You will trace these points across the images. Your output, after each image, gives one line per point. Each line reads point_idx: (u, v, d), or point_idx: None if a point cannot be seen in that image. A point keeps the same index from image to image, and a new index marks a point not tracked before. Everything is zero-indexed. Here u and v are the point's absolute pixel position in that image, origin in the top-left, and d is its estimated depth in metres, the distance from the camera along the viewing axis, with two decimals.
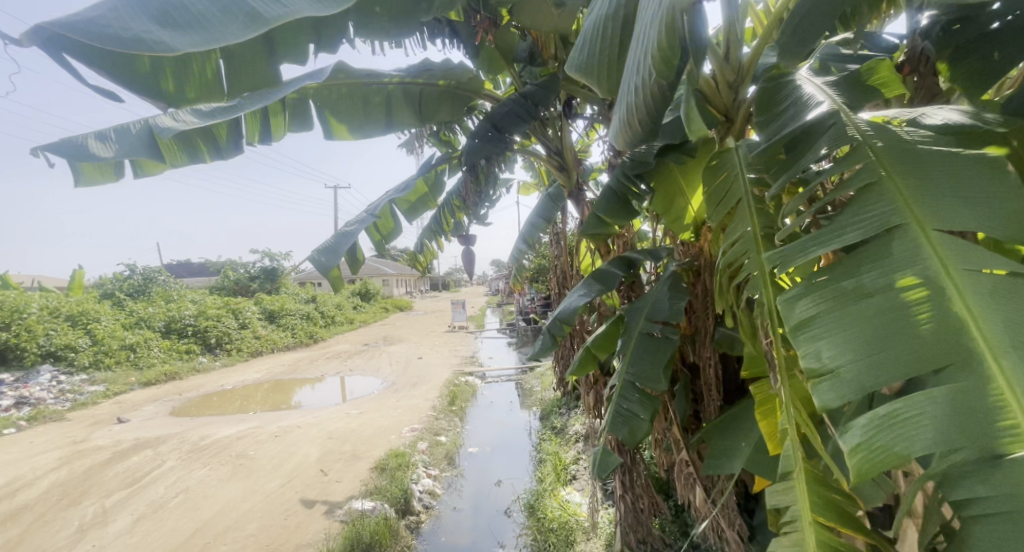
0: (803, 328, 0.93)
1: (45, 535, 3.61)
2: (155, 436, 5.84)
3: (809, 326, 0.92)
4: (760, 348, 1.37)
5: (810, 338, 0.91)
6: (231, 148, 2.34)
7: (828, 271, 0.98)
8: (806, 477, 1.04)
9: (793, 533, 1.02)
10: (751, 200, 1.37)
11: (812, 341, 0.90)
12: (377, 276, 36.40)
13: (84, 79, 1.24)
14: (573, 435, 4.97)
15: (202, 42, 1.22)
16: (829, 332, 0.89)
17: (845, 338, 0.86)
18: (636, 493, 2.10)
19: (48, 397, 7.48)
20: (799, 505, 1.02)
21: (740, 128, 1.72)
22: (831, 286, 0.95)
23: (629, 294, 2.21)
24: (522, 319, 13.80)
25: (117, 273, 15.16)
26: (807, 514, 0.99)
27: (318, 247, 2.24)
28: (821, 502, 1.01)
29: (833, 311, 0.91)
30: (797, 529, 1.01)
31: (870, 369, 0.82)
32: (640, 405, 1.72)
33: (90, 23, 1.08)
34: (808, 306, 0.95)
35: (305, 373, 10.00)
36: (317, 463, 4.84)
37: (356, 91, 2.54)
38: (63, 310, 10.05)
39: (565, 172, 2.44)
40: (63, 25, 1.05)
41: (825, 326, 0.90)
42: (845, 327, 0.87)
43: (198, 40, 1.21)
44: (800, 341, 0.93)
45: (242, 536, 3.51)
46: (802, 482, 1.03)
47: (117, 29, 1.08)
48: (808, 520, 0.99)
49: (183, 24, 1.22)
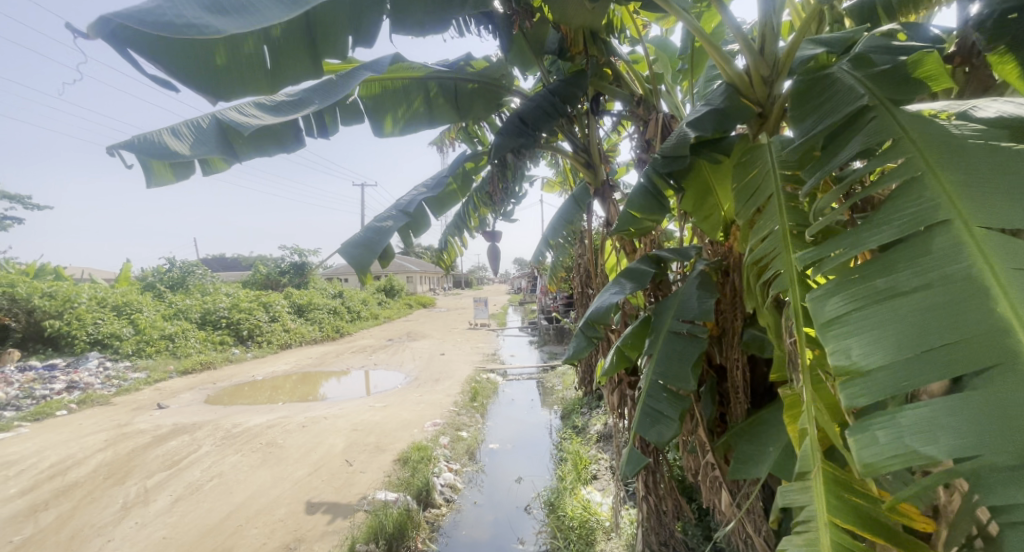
0: (833, 328, 0.92)
1: (94, 511, 3.84)
2: (192, 422, 6.13)
3: (839, 325, 0.91)
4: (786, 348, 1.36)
5: (840, 335, 0.90)
6: (292, 141, 2.38)
7: (861, 269, 0.96)
8: (823, 478, 1.03)
9: (806, 532, 1.02)
10: (782, 196, 1.34)
11: (841, 339, 0.89)
12: (401, 272, 36.98)
13: (142, 69, 1.40)
14: (594, 435, 4.94)
15: (247, 22, 1.38)
16: (860, 331, 0.87)
17: (876, 338, 0.84)
18: (658, 495, 2.09)
19: (95, 381, 7.93)
20: (815, 505, 1.02)
21: (775, 123, 1.71)
22: (864, 283, 0.93)
23: (656, 294, 2.18)
24: (544, 317, 13.77)
25: (159, 267, 15.96)
26: (823, 515, 0.99)
27: (348, 240, 2.30)
28: (839, 504, 1.00)
29: (866, 309, 0.89)
30: (812, 529, 1.01)
31: (904, 368, 0.80)
32: (668, 404, 1.71)
33: (148, 13, 1.26)
34: (838, 305, 0.94)
35: (332, 366, 10.29)
36: (343, 454, 4.99)
37: (411, 83, 2.59)
38: (108, 300, 10.61)
39: (592, 168, 2.42)
40: (131, 17, 1.24)
41: (856, 325, 0.89)
42: (877, 326, 0.86)
43: (244, 21, 1.37)
44: (830, 339, 0.91)
45: (272, 521, 3.64)
46: (819, 483, 1.02)
47: (172, 19, 1.26)
48: (824, 522, 0.99)
49: (228, 9, 1.37)
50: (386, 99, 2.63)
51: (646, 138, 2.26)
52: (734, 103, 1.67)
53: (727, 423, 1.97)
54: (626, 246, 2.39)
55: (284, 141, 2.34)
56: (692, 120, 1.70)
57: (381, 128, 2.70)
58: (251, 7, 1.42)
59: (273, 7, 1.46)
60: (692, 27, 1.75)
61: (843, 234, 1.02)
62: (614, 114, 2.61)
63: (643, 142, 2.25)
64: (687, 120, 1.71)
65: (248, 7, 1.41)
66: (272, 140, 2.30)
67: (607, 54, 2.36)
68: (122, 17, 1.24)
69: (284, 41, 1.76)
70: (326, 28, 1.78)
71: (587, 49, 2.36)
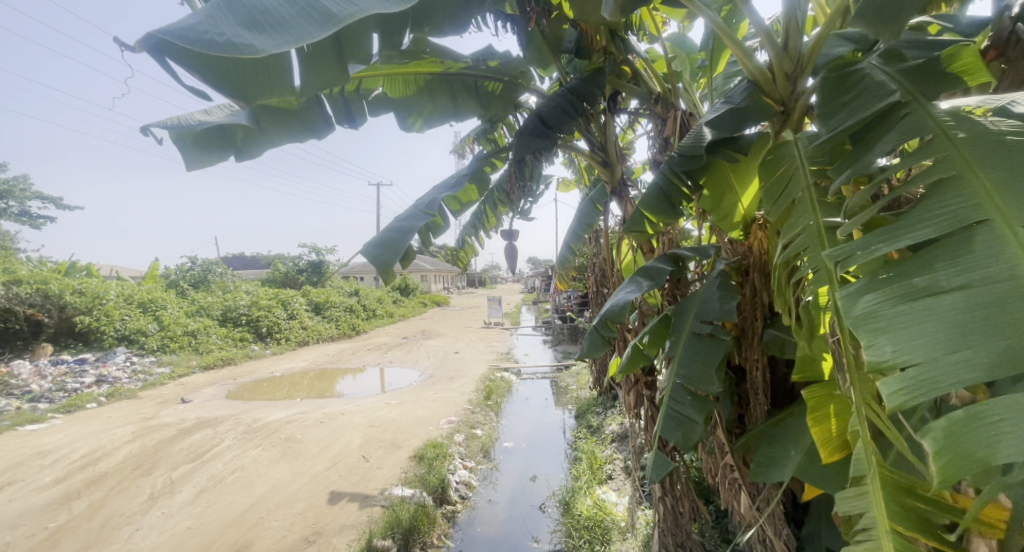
0: (866, 324, 0.91)
1: (122, 500, 3.97)
2: (215, 416, 6.28)
3: (872, 320, 0.90)
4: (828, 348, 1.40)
5: (873, 333, 0.88)
6: (322, 127, 2.44)
7: (897, 267, 0.94)
8: (880, 483, 1.03)
9: (867, 540, 1.03)
10: (812, 195, 1.36)
11: (875, 337, 0.87)
12: (416, 271, 37.34)
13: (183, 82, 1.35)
14: (609, 435, 4.92)
15: (285, 42, 1.31)
16: (896, 328, 0.86)
17: (913, 336, 0.83)
18: (676, 496, 2.07)
19: (123, 375, 8.20)
20: (873, 511, 1.03)
21: (798, 120, 1.69)
22: (900, 281, 0.91)
23: (674, 294, 2.16)
24: (559, 316, 13.75)
25: (182, 265, 16.39)
26: (883, 522, 1.00)
27: (370, 240, 2.35)
28: (897, 509, 1.00)
29: (901, 308, 0.88)
30: (872, 537, 1.02)
31: (946, 367, 0.77)
32: (693, 407, 1.69)
33: (189, 29, 1.21)
34: (870, 302, 0.92)
35: (348, 363, 10.44)
36: (360, 450, 5.06)
37: (433, 79, 2.61)
38: (135, 297, 10.95)
39: (608, 167, 2.41)
40: (169, 32, 1.18)
41: (891, 322, 0.87)
42: (912, 324, 0.84)
43: (282, 40, 1.31)
44: (863, 334, 0.90)
45: (291, 514, 3.71)
46: (876, 489, 1.02)
47: (214, 36, 1.21)
48: (885, 528, 0.99)
49: (266, 27, 1.32)
50: (410, 96, 2.65)
51: (665, 136, 2.25)
52: (755, 102, 1.65)
53: (745, 424, 1.95)
54: (643, 245, 2.38)
55: (313, 126, 2.41)
56: (712, 119, 1.69)
57: (408, 122, 2.75)
58: (286, 23, 1.36)
59: (311, 24, 1.36)
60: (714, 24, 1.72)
61: (876, 231, 1.01)
62: (630, 112, 2.60)
63: (661, 140, 2.24)
64: (707, 120, 1.70)
65: (286, 22, 1.35)
66: (300, 123, 2.38)
67: (624, 52, 2.34)
68: (157, 31, 1.17)
69: (312, 50, 1.74)
70: (351, 38, 1.78)
71: (607, 47, 2.34)
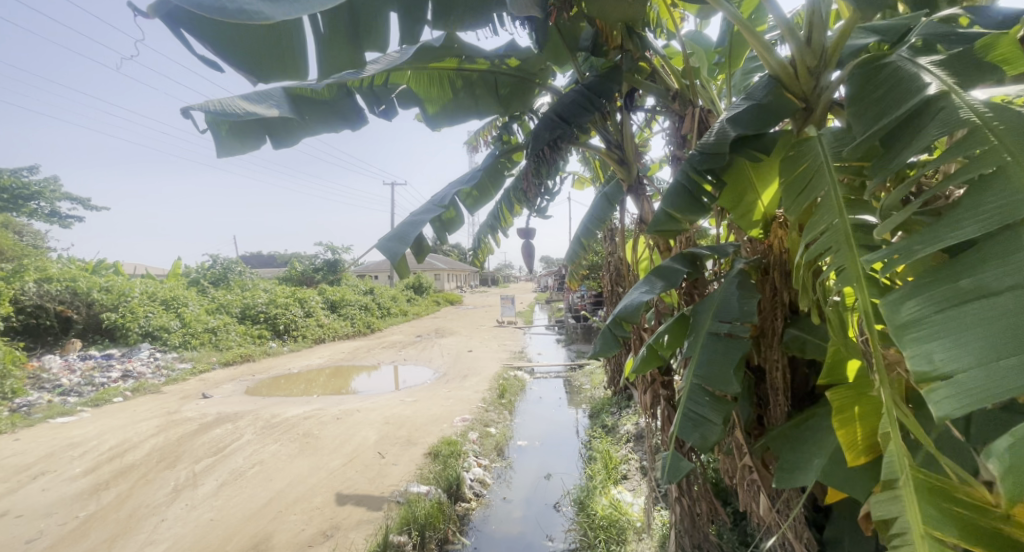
0: (909, 331, 0.91)
1: (148, 492, 4.08)
2: (235, 412, 6.42)
3: (914, 328, 0.90)
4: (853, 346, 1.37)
5: (919, 340, 0.88)
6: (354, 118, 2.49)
7: (939, 270, 0.94)
8: (913, 486, 1.01)
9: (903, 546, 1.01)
10: (837, 192, 1.35)
11: (921, 344, 0.87)
12: (429, 270, 37.60)
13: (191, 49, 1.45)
14: (624, 435, 4.90)
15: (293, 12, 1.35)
16: (943, 334, 0.85)
17: (960, 342, 0.82)
18: (693, 497, 2.05)
19: (147, 370, 8.43)
20: (907, 516, 1.01)
21: (822, 116, 1.66)
22: (943, 286, 0.91)
23: (691, 294, 2.13)
24: (572, 315, 13.72)
25: (202, 263, 16.77)
26: (918, 528, 0.98)
27: (385, 235, 2.36)
28: (936, 513, 0.98)
29: (947, 313, 0.87)
30: (909, 543, 1.00)
31: (999, 372, 0.76)
32: (712, 408, 1.67)
33: None
34: (914, 308, 0.93)
35: (364, 361, 10.57)
36: (376, 446, 5.12)
37: (456, 75, 2.61)
38: (158, 295, 11.25)
39: (624, 165, 2.39)
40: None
41: (937, 329, 0.87)
42: (960, 329, 0.83)
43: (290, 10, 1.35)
44: (907, 342, 0.90)
45: (309, 509, 3.77)
46: (910, 493, 1.01)
47: (225, 4, 1.25)
48: (919, 534, 0.98)
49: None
50: (432, 95, 2.66)
51: (682, 133, 2.24)
52: (776, 98, 1.63)
53: (764, 425, 1.92)
54: (660, 244, 2.36)
55: (348, 116, 2.46)
56: (732, 115, 1.68)
57: (436, 121, 2.78)
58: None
59: None
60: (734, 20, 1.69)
61: (917, 234, 1.00)
62: (647, 109, 2.57)
63: (679, 137, 2.23)
64: (728, 116, 1.69)
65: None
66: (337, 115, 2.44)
67: (642, 48, 2.32)
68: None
69: (328, 32, 1.80)
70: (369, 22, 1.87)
71: (623, 44, 2.32)
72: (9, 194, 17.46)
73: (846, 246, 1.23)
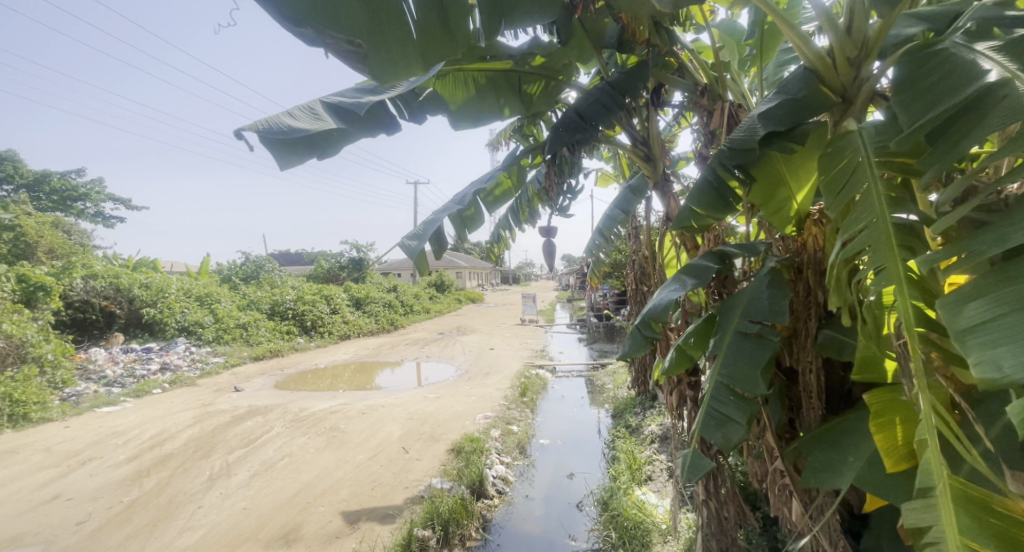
0: (971, 336, 0.90)
1: (185, 480, 4.26)
2: (265, 405, 6.63)
3: (978, 332, 0.89)
4: (892, 349, 1.33)
5: (984, 346, 0.86)
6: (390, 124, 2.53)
7: (1006, 274, 0.92)
8: (950, 494, 0.97)
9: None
10: (880, 189, 1.30)
11: (988, 350, 0.85)
12: (451, 268, 38.05)
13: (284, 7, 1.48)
14: (649, 435, 4.85)
15: None
16: (1011, 340, 0.84)
17: None
18: (720, 501, 2.00)
19: (183, 363, 8.80)
20: (942, 524, 0.97)
21: (861, 108, 1.60)
22: (1010, 290, 0.89)
23: (720, 292, 2.08)
24: (594, 314, 13.61)
25: (234, 261, 17.40)
26: (954, 537, 0.95)
27: (405, 233, 2.39)
28: (972, 523, 0.94)
29: (1014, 317, 0.86)
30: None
31: None
32: (735, 407, 1.62)
33: None
34: (977, 312, 0.91)
35: (388, 357, 10.75)
36: (400, 441, 5.21)
37: (481, 76, 2.61)
38: (193, 292, 11.71)
39: (651, 162, 2.34)
40: None
41: (1003, 334, 0.85)
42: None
43: None
44: (971, 347, 0.88)
45: (337, 500, 3.87)
46: (948, 501, 0.97)
47: None
48: (956, 543, 0.95)
49: None
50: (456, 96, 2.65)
51: (711, 129, 2.19)
52: (812, 91, 1.57)
53: (797, 429, 1.85)
54: (687, 241, 2.30)
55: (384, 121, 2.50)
56: (765, 110, 1.62)
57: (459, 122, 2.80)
58: None
59: None
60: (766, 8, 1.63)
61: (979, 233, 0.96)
62: (675, 105, 2.52)
63: (707, 133, 2.20)
64: (760, 111, 1.64)
65: None
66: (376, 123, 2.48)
67: (670, 43, 2.25)
68: None
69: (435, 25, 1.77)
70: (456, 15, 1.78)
71: (650, 39, 2.25)
72: (58, 195, 18.47)
73: (886, 245, 1.20)
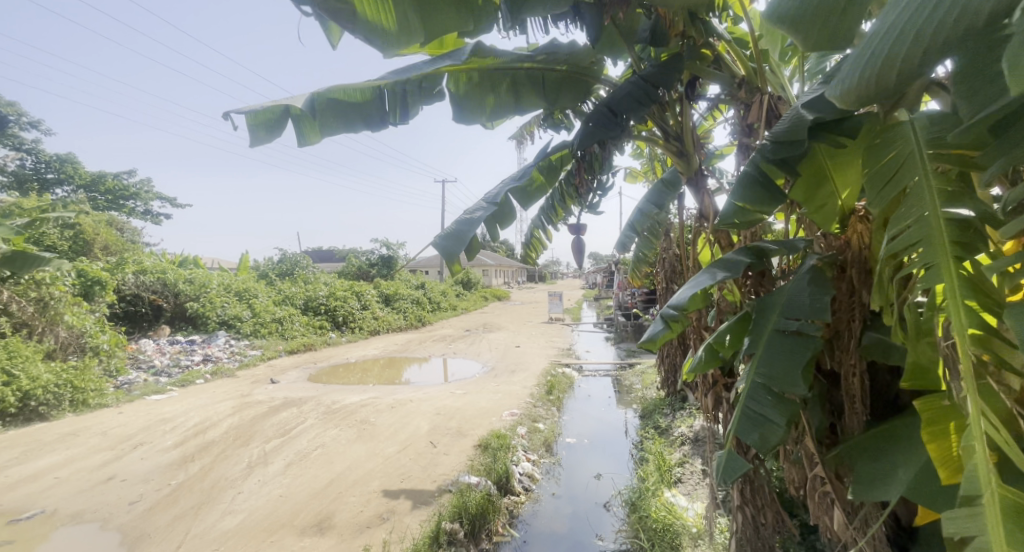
0: None
1: (226, 467, 4.46)
2: (299, 397, 6.87)
3: None
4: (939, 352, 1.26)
5: None
6: (376, 120, 2.60)
7: None
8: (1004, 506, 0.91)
9: None
10: (931, 183, 1.24)
11: None
12: (478, 266, 38.40)
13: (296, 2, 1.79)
14: (678, 437, 4.75)
15: None
16: None
17: None
18: (756, 506, 1.94)
19: (223, 355, 9.22)
20: (989, 536, 0.90)
21: (915, 98, 1.51)
22: None
23: (757, 290, 2.00)
24: (622, 313, 13.41)
25: (271, 259, 18.12)
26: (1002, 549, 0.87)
27: (439, 234, 2.41)
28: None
29: None
30: None
31: None
32: (773, 407, 1.56)
33: None
34: None
35: (415, 353, 10.94)
36: (427, 436, 5.28)
37: (495, 75, 2.60)
38: (233, 287, 12.25)
39: (683, 157, 2.28)
40: None
41: None
42: None
43: None
44: None
45: (367, 492, 3.95)
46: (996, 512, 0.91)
47: None
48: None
49: None
50: (463, 86, 2.63)
51: (747, 123, 2.13)
52: None
53: (839, 435, 1.77)
54: (722, 239, 2.24)
55: (369, 117, 2.58)
56: (810, 101, 1.57)
57: (466, 116, 2.72)
58: None
59: None
60: (852, 95, 1.23)
61: None
62: (710, 98, 2.46)
63: (744, 126, 2.14)
64: (804, 102, 1.58)
65: None
66: (358, 116, 2.57)
67: (706, 35, 2.23)
68: None
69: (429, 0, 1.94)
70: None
71: (685, 31, 2.22)
72: (111, 195, 19.69)
73: (936, 241, 1.14)
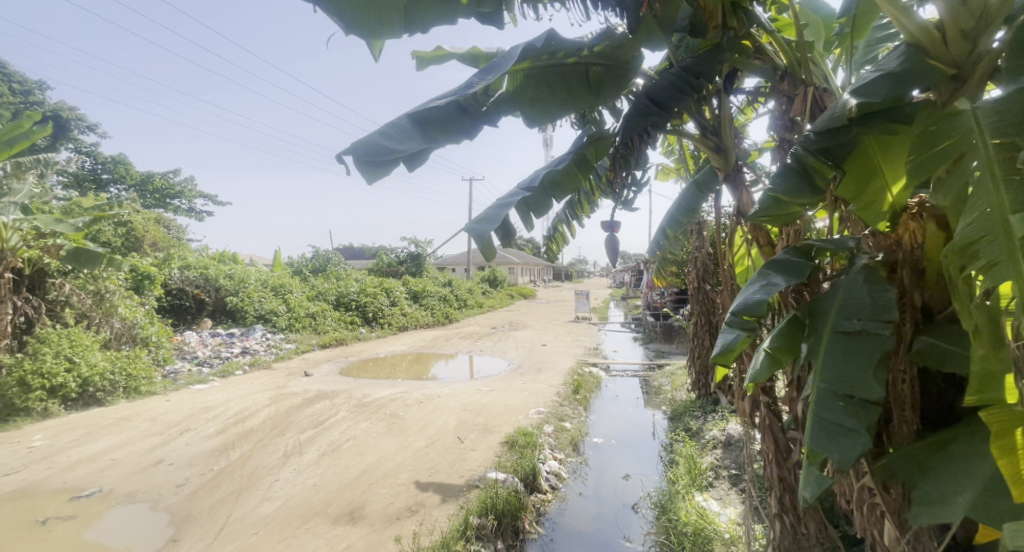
0: None
1: (264, 455, 4.64)
2: (331, 390, 7.07)
3: None
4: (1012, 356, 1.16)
5: None
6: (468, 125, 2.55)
7: None
8: None
9: None
10: (999, 172, 1.15)
11: None
12: (504, 264, 38.59)
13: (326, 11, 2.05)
14: (710, 440, 4.63)
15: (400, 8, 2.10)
16: None
17: None
18: (798, 516, 1.87)
19: (260, 348, 9.59)
20: None
21: (977, 85, 1.41)
22: None
23: (802, 290, 1.92)
24: (651, 313, 13.17)
25: (305, 256, 18.71)
26: None
27: (472, 219, 2.39)
28: None
29: None
30: None
31: None
32: (849, 415, 1.41)
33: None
34: None
35: (443, 349, 11.06)
36: (455, 431, 5.34)
37: (545, 73, 2.57)
38: (270, 283, 12.70)
39: (722, 153, 2.20)
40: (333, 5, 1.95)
41: None
42: None
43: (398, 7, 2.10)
44: None
45: (397, 484, 4.04)
46: None
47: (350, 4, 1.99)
48: None
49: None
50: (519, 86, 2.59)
51: (790, 117, 2.06)
52: (914, 65, 1.43)
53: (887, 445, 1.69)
54: (761, 237, 2.15)
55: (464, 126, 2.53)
56: (859, 88, 1.50)
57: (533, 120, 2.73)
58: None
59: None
60: None
61: None
62: (749, 92, 2.38)
63: (787, 120, 2.07)
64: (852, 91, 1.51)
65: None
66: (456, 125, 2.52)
67: (749, 23, 2.12)
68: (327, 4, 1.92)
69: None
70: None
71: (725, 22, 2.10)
72: (158, 194, 20.76)
73: (1003, 237, 1.07)
